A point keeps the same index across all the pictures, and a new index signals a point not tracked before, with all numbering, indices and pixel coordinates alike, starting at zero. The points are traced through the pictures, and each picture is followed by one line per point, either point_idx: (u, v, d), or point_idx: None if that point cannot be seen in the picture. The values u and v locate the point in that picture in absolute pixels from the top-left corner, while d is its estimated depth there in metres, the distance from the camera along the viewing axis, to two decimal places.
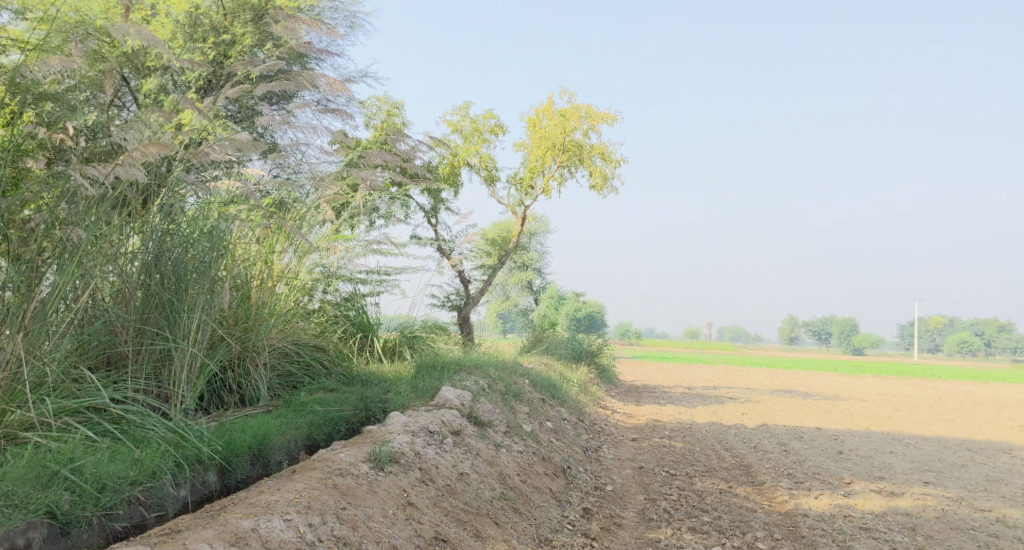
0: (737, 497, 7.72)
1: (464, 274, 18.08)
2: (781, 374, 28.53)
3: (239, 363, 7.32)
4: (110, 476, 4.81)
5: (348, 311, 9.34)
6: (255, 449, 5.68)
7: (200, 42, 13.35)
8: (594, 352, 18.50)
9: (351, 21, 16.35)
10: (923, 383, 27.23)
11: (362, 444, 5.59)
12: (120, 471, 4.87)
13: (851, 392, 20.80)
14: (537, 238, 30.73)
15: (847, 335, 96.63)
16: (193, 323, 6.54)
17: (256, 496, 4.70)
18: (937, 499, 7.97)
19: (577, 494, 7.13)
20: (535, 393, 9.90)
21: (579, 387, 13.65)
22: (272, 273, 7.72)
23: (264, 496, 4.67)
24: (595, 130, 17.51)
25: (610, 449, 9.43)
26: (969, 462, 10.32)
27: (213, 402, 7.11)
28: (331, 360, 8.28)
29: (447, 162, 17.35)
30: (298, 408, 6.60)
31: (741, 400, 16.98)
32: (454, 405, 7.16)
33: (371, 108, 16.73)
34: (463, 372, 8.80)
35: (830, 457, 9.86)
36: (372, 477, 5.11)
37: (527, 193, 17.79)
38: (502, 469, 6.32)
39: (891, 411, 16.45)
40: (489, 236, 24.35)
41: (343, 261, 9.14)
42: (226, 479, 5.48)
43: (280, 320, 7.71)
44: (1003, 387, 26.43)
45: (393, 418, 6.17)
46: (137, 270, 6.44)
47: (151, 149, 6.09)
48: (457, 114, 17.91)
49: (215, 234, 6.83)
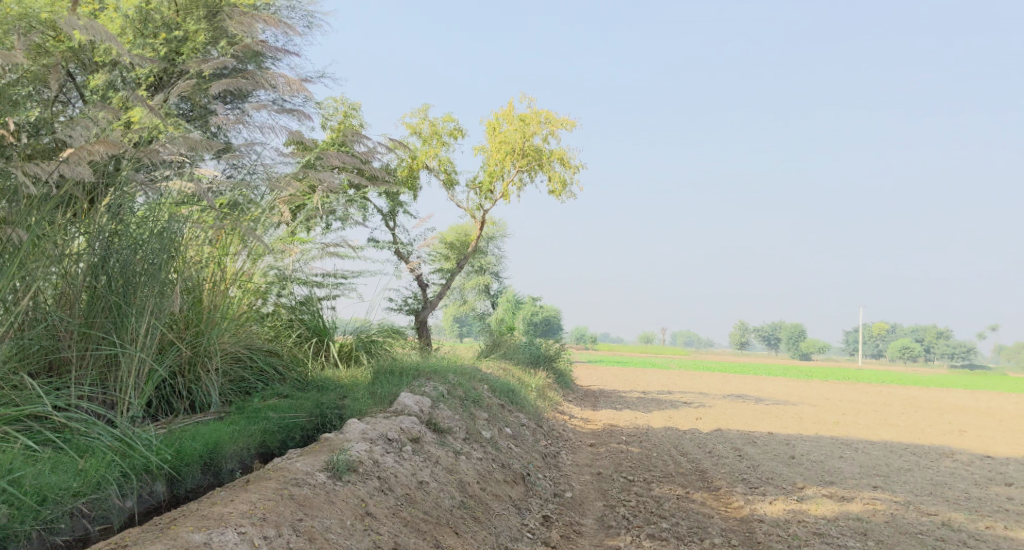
0: (694, 502, 7.72)
1: (422, 278, 17.91)
2: (734, 378, 28.89)
3: (189, 368, 7.10)
4: (51, 488, 4.60)
5: (304, 315, 9.15)
6: (206, 457, 5.49)
7: (152, 38, 13.01)
8: (551, 356, 18.47)
9: (308, 20, 16.12)
10: (868, 388, 27.76)
11: (319, 452, 5.44)
12: (62, 482, 4.66)
13: (802, 397, 21.10)
14: (495, 242, 30.67)
15: (796, 341, 98.29)
16: (141, 327, 6.32)
17: (208, 508, 4.52)
18: (886, 503, 8.07)
19: (536, 501, 7.05)
20: (493, 399, 9.80)
21: (537, 393, 13.58)
22: (225, 276, 7.53)
23: (217, 507, 4.50)
24: (555, 136, 17.50)
25: (568, 455, 9.37)
26: (916, 467, 10.51)
27: (162, 409, 6.89)
28: (285, 365, 8.09)
29: (406, 165, 17.21)
30: (252, 415, 6.41)
31: (695, 404, 17.10)
32: (412, 411, 7.04)
33: (328, 109, 16.49)
34: (421, 377, 8.67)
35: (783, 462, 9.93)
36: (330, 486, 4.97)
37: (486, 197, 17.70)
38: (461, 477, 6.21)
39: (838, 415, 16.72)
40: (447, 239, 24.21)
41: (298, 264, 8.99)
42: (175, 488, 5.28)
43: (232, 325, 7.50)
44: (945, 392, 27.08)
45: (351, 425, 6.02)
46: (83, 271, 6.25)
47: (97, 148, 5.93)
48: (416, 117, 17.76)
49: (166, 236, 6.60)
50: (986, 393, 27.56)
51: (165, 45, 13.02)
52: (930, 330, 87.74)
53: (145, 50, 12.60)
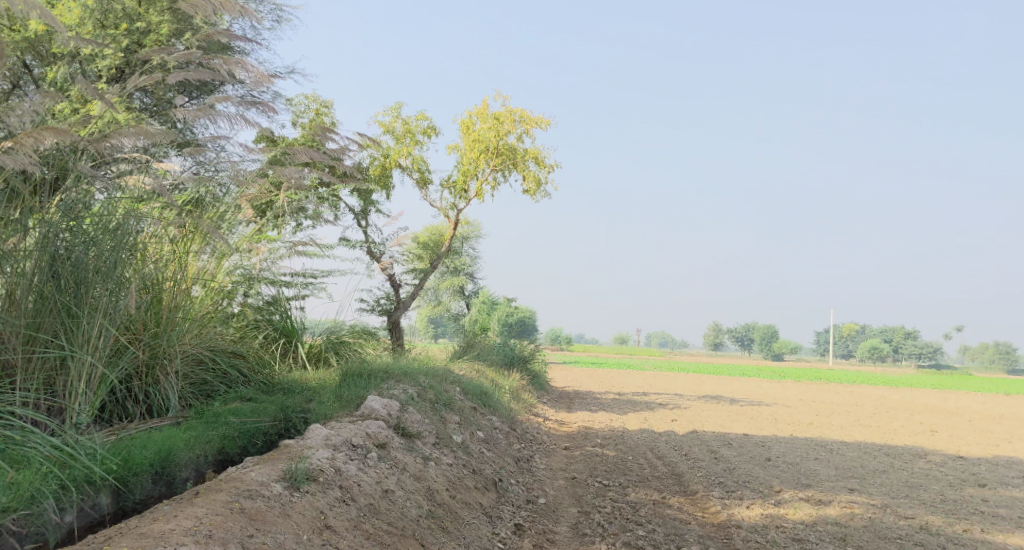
0: (671, 508, 7.53)
1: (394, 278, 17.61)
2: (708, 379, 28.86)
3: (147, 371, 6.77)
4: None
5: (272, 315, 8.86)
6: (157, 466, 5.20)
7: (113, 29, 12.64)
8: (526, 357, 18.27)
9: (278, 14, 15.79)
10: (839, 388, 27.87)
11: (277, 460, 5.16)
12: None
13: (777, 398, 21.03)
14: (470, 242, 30.45)
15: (769, 343, 98.93)
16: (94, 329, 6.06)
17: (148, 525, 4.24)
18: (864, 507, 7.93)
19: (508, 508, 6.82)
20: (465, 401, 9.55)
21: (511, 394, 13.35)
22: (188, 275, 7.19)
23: (158, 524, 4.22)
24: (530, 135, 17.27)
25: (542, 459, 9.16)
26: (891, 468, 10.41)
27: (116, 413, 6.57)
28: (249, 367, 7.75)
29: (378, 163, 16.92)
30: (211, 419, 6.12)
31: (671, 406, 16.93)
32: (380, 415, 6.78)
33: (299, 106, 16.15)
34: (390, 379, 8.39)
35: (759, 464, 9.78)
36: (286, 498, 4.70)
37: (460, 196, 17.43)
38: (429, 485, 5.96)
39: (813, 416, 16.66)
40: (421, 239, 23.95)
41: (266, 263, 8.73)
42: (121, 501, 4.98)
43: (194, 325, 7.18)
44: (916, 393, 27.21)
45: (313, 431, 5.75)
46: (32, 269, 5.90)
47: (47, 134, 5.70)
48: (388, 114, 17.46)
49: (121, 234, 6.32)
50: (954, 393, 27.72)
51: (127, 36, 12.76)
52: (899, 330, 88.61)
53: (107, 42, 12.24)
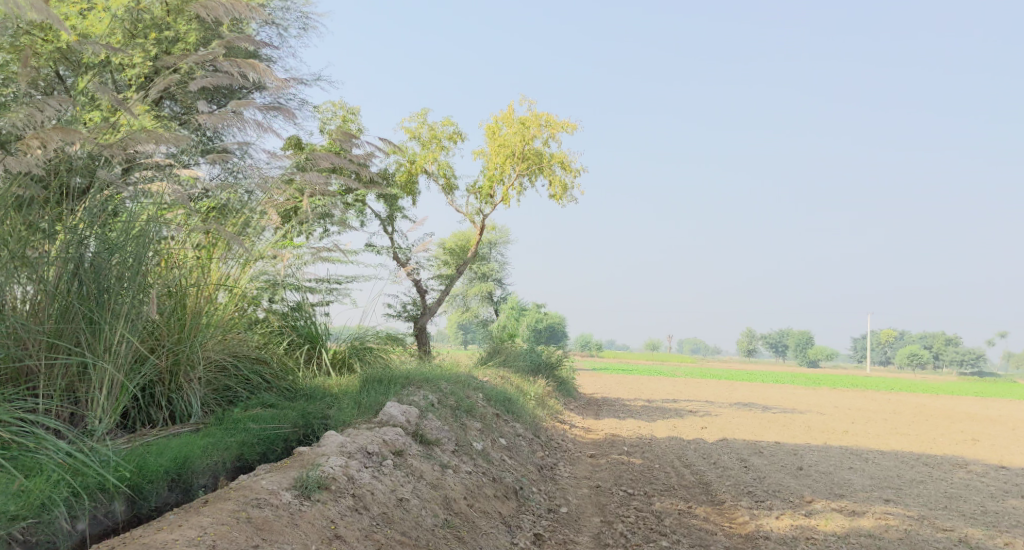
0: (696, 518, 7.38)
1: (421, 284, 17.60)
2: (740, 386, 28.47)
3: (170, 377, 6.76)
4: None
5: (297, 321, 8.85)
6: (173, 473, 5.18)
7: (142, 39, 12.81)
8: (553, 363, 18.15)
9: (304, 22, 15.88)
10: (875, 395, 27.36)
11: (288, 468, 5.12)
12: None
13: (811, 405, 20.67)
14: (498, 248, 30.40)
15: (804, 349, 97.63)
16: (115, 336, 6.04)
17: (152, 535, 4.21)
18: (899, 518, 7.70)
19: (529, 517, 6.72)
20: (488, 408, 9.48)
21: (536, 401, 13.25)
22: (211, 281, 7.17)
23: (163, 534, 4.19)
24: (556, 139, 17.19)
25: (566, 467, 9.04)
26: (929, 478, 10.13)
27: (140, 419, 6.57)
28: (273, 373, 7.73)
29: (404, 169, 16.92)
30: (231, 426, 6.09)
31: (701, 413, 16.70)
32: (398, 422, 6.72)
33: (326, 113, 16.21)
34: (412, 385, 8.33)
35: (789, 473, 9.57)
36: (295, 507, 4.65)
37: (486, 201, 17.38)
38: (446, 493, 5.88)
39: (848, 424, 16.35)
40: (448, 245, 23.96)
41: (291, 269, 8.73)
42: (137, 508, 4.97)
43: (218, 331, 7.15)
44: (958, 400, 26.60)
45: (328, 438, 5.71)
46: (57, 276, 5.92)
47: (54, 133, 5.80)
48: (415, 121, 17.49)
49: (144, 240, 6.27)
50: (998, 401, 27.05)
51: (156, 45, 12.90)
52: (938, 336, 86.94)
53: (135, 50, 12.40)
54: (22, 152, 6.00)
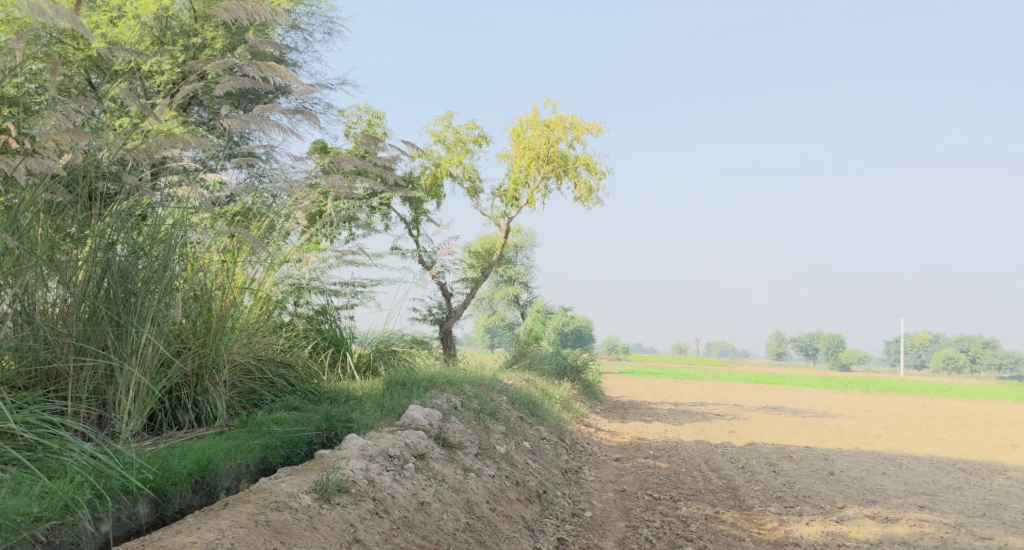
0: (724, 523, 7.28)
1: (446, 287, 17.61)
2: (770, 390, 28.15)
3: (196, 380, 6.79)
4: (12, 513, 4.31)
5: (322, 325, 8.88)
6: (197, 475, 5.20)
7: (169, 45, 12.98)
8: (579, 366, 18.05)
9: (329, 26, 15.97)
10: (908, 399, 26.97)
11: (309, 471, 5.12)
12: (23, 506, 4.37)
13: (842, 409, 20.37)
14: (524, 252, 30.36)
15: (834, 352, 96.43)
16: (142, 338, 6.06)
17: (171, 537, 4.22)
18: (934, 525, 7.54)
19: (552, 521, 6.67)
20: (512, 411, 9.44)
21: (562, 405, 13.19)
22: (237, 285, 7.19)
23: (181, 536, 4.20)
24: (581, 141, 17.14)
25: (591, 471, 8.98)
26: (964, 484, 9.93)
27: (166, 421, 6.61)
28: (298, 377, 7.74)
29: (430, 173, 16.96)
30: (255, 429, 6.10)
31: (729, 417, 16.54)
32: (420, 425, 6.71)
33: (351, 117, 16.29)
34: (435, 388, 8.32)
35: (820, 478, 9.42)
36: (315, 510, 4.64)
37: (511, 204, 17.36)
38: (468, 497, 5.85)
39: (880, 428, 16.09)
40: (474, 248, 23.97)
41: (315, 272, 8.75)
42: (161, 510, 5.00)
43: (243, 334, 7.16)
44: (995, 405, 26.07)
45: (350, 441, 5.71)
46: (82, 280, 5.96)
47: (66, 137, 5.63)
48: (440, 124, 17.52)
49: (171, 243, 6.28)
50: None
51: (184, 52, 13.05)
52: (973, 339, 85.35)
53: (163, 57, 12.57)
54: (46, 155, 5.92)
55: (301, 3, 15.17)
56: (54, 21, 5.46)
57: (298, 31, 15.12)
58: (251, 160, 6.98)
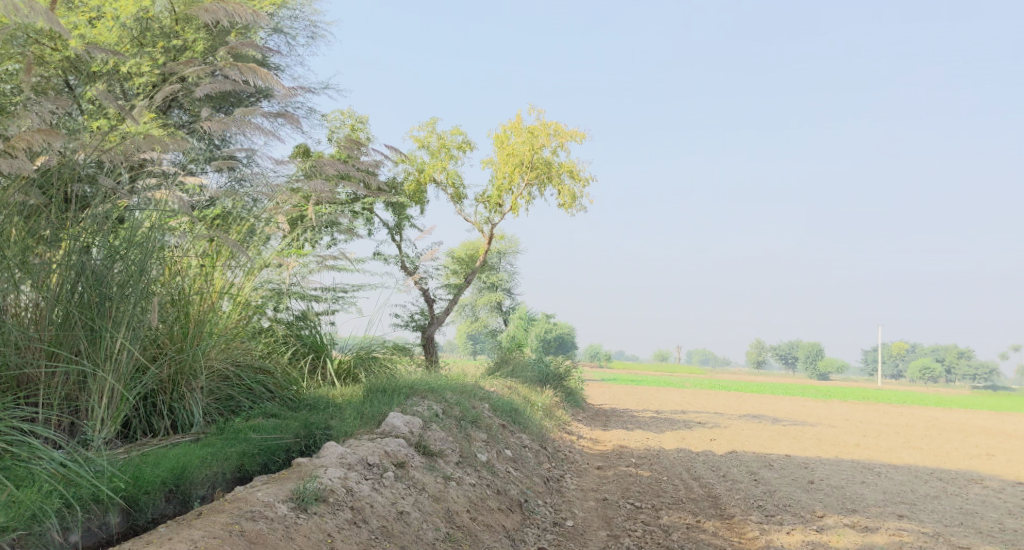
0: (705, 532, 7.25)
1: (429, 293, 17.52)
2: (751, 398, 28.21)
3: (172, 386, 6.68)
4: None
5: (302, 331, 8.78)
6: (170, 484, 5.10)
7: (150, 47, 12.86)
8: (562, 374, 18.00)
9: (312, 30, 15.88)
10: (886, 408, 27.11)
11: (286, 480, 5.04)
12: None
13: (822, 418, 20.42)
14: (507, 259, 30.30)
15: (814, 361, 96.96)
16: (117, 344, 5.95)
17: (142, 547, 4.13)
18: (913, 535, 7.54)
19: (533, 531, 6.61)
20: (494, 418, 9.37)
21: (544, 412, 13.13)
22: (215, 290, 7.07)
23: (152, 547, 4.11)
24: (565, 148, 17.14)
25: (573, 479, 8.93)
26: (942, 493, 9.97)
27: (141, 428, 6.49)
28: (277, 383, 7.63)
29: (413, 179, 16.88)
30: (232, 436, 6.00)
31: (710, 425, 16.54)
32: (401, 433, 6.63)
33: (334, 122, 16.19)
34: (416, 395, 8.24)
35: (800, 487, 9.42)
36: (291, 520, 4.56)
37: (494, 210, 17.32)
38: (449, 506, 5.78)
39: (859, 437, 16.15)
40: (457, 255, 23.89)
41: (296, 278, 8.65)
42: (132, 519, 4.90)
43: (221, 339, 7.04)
44: (973, 415, 26.28)
45: (328, 449, 5.62)
46: (56, 283, 5.85)
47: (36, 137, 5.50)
48: (423, 130, 17.46)
49: (148, 247, 6.17)
50: (1014, 416, 26.71)
51: (164, 54, 12.92)
52: (950, 349, 86.13)
53: (143, 59, 12.44)
54: (18, 157, 5.78)
55: (284, 6, 15.09)
56: (31, 22, 5.33)
57: (280, 35, 15.04)
58: (230, 164, 6.89)
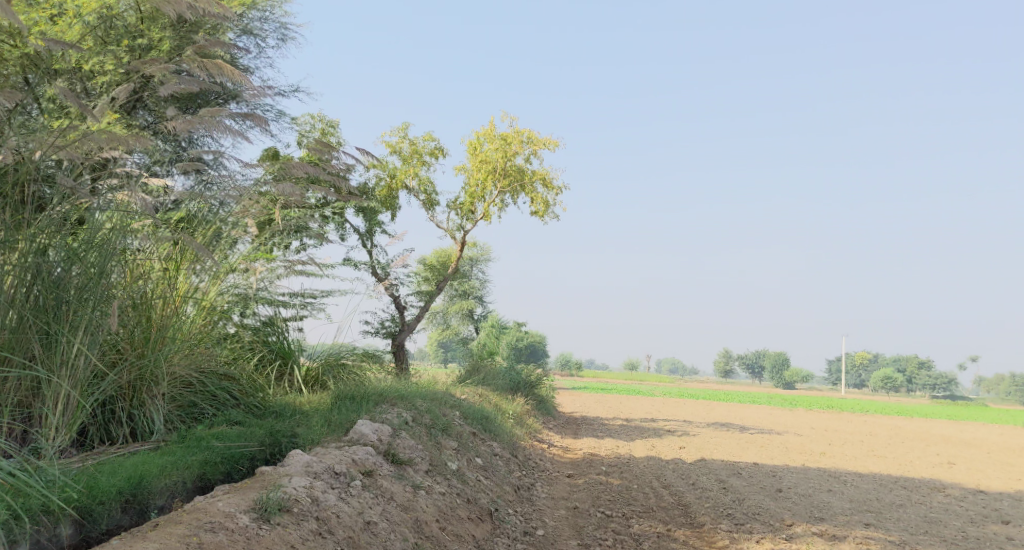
0: (675, 541, 7.18)
1: (399, 300, 17.35)
2: (720, 407, 28.31)
3: (132, 393, 6.48)
4: None
5: (269, 337, 8.58)
6: (127, 494, 4.93)
7: (114, 45, 12.62)
8: (533, 382, 17.90)
9: (282, 33, 15.71)
10: (852, 417, 27.37)
11: (248, 490, 4.88)
12: None
13: (789, 426, 20.55)
14: (479, 266, 30.20)
15: (781, 370, 97.86)
16: (74, 349, 5.75)
17: None
18: (879, 543, 7.54)
19: (503, 540, 6.49)
20: (464, 426, 9.25)
21: (514, 420, 13.03)
22: (179, 294, 6.86)
23: None
24: (537, 156, 17.09)
25: (543, 487, 8.83)
26: (908, 501, 10.02)
27: (98, 435, 6.29)
28: (242, 390, 7.43)
29: (384, 184, 16.72)
30: (194, 444, 5.82)
31: (680, 433, 16.53)
32: (369, 441, 6.49)
33: (304, 126, 16.00)
34: (385, 403, 8.10)
35: (769, 496, 9.40)
36: (252, 531, 4.41)
37: (466, 217, 17.21)
38: (417, 516, 5.64)
39: (827, 445, 16.23)
40: (429, 262, 23.73)
41: (263, 283, 8.45)
42: (85, 531, 4.73)
43: (185, 344, 6.84)
44: (935, 424, 26.61)
45: (293, 458, 5.47)
46: (11, 284, 5.62)
47: None
48: (395, 135, 17.33)
49: (107, 248, 5.98)
50: (974, 425, 27.11)
51: (129, 52, 12.71)
52: (913, 358, 87.42)
53: (107, 57, 12.21)
54: None
55: (255, 8, 14.92)
56: None
57: (250, 36, 14.88)
58: (198, 165, 6.69)
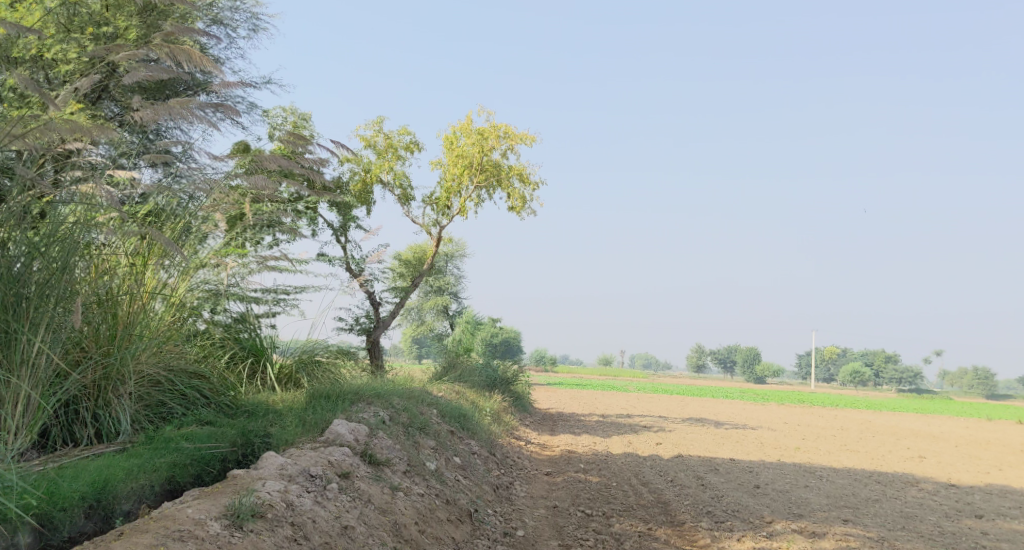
0: (656, 541, 7.06)
1: (374, 296, 17.12)
2: (695, 402, 28.36)
3: (97, 393, 6.24)
4: None
5: (240, 333, 8.34)
6: (91, 499, 4.72)
7: (78, 33, 12.25)
8: (509, 378, 17.75)
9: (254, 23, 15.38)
10: (825, 412, 27.54)
11: (220, 494, 4.68)
12: None
13: (764, 421, 20.55)
14: (454, 262, 30.00)
15: (753, 365, 98.67)
16: (34, 347, 5.51)
17: None
18: (859, 539, 7.49)
19: (483, 542, 6.34)
20: (442, 424, 9.07)
21: (492, 417, 12.88)
22: (146, 289, 6.60)
23: None
24: (514, 151, 16.94)
25: (522, 486, 8.69)
26: (884, 497, 10.01)
27: (61, 437, 6.05)
28: (213, 389, 7.18)
29: (359, 179, 16.47)
30: (162, 445, 5.59)
31: (657, 429, 16.46)
32: (346, 441, 6.30)
33: (276, 118, 15.69)
34: (361, 401, 7.90)
35: (748, 492, 9.35)
36: (224, 539, 4.22)
37: (442, 212, 17.01)
38: (396, 519, 5.47)
39: (801, 440, 16.24)
40: (404, 258, 23.49)
41: (234, 278, 8.20)
42: (46, 539, 4.52)
43: (153, 342, 6.58)
44: (907, 418, 26.83)
45: (267, 460, 5.28)
46: None
47: None
48: (369, 129, 17.08)
49: (70, 244, 5.72)
50: (943, 418, 27.39)
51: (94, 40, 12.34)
52: (881, 353, 88.59)
53: (69, 46, 11.84)
54: None
55: None
56: None
57: (220, 26, 14.54)
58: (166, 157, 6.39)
